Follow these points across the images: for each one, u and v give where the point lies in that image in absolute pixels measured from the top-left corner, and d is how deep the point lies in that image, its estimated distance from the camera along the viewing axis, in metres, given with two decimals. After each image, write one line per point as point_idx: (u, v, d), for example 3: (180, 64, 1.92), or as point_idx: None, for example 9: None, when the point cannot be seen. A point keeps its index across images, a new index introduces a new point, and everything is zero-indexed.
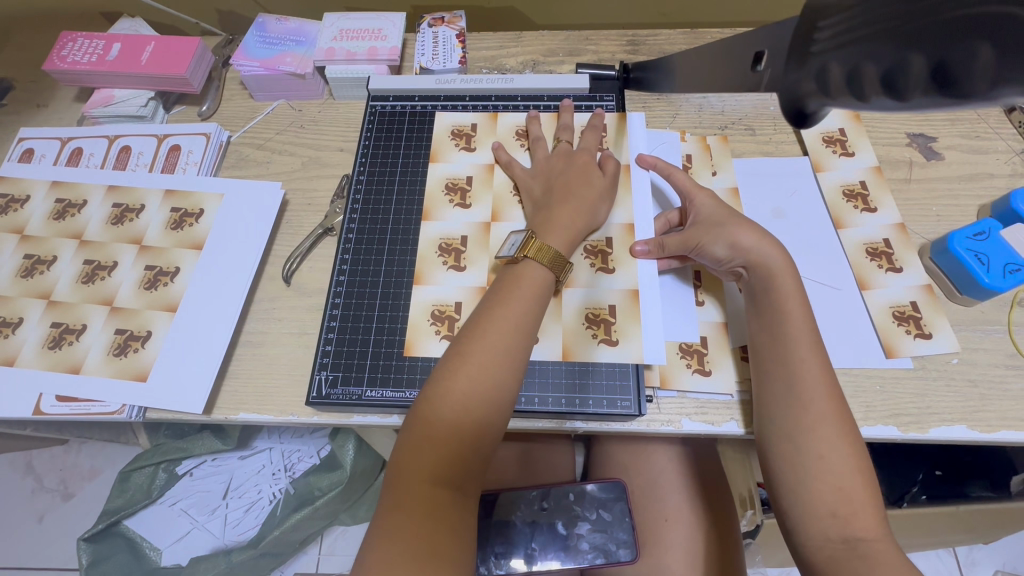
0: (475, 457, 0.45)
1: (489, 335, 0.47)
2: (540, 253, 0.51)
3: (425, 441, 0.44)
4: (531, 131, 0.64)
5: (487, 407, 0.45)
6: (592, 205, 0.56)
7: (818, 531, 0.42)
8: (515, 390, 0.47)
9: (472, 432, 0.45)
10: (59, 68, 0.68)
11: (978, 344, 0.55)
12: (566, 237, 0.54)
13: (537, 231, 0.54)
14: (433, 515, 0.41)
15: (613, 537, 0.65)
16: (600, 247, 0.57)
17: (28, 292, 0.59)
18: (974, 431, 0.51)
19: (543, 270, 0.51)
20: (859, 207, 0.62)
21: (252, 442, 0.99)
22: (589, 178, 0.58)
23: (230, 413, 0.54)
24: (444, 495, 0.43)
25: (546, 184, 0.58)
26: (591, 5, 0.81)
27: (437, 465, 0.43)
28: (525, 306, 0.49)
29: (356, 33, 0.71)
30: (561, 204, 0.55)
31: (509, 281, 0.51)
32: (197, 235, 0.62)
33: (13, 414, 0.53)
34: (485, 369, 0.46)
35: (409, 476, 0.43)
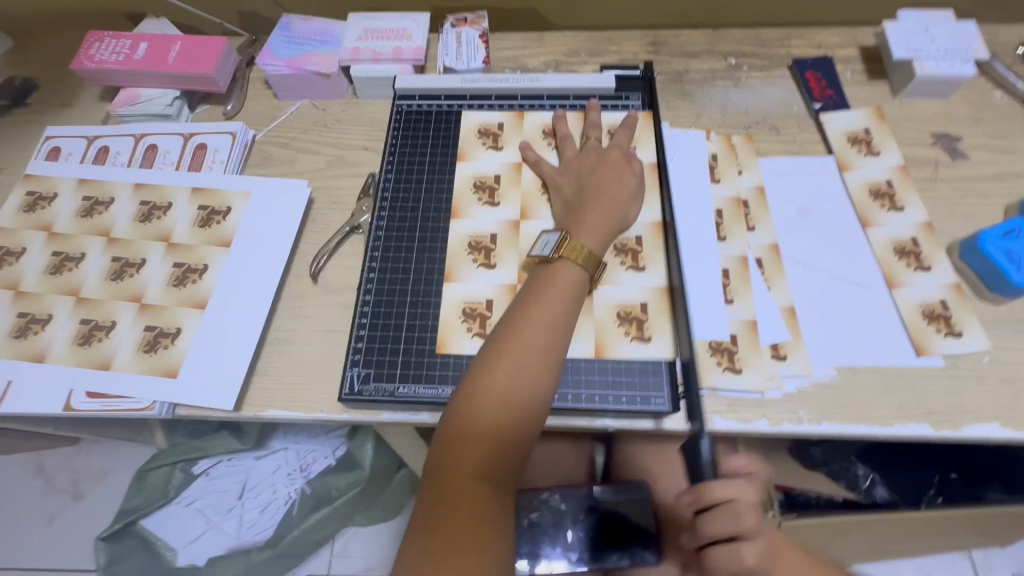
0: (515, 455, 0.45)
1: (527, 332, 0.47)
2: (574, 252, 0.52)
3: (463, 438, 0.44)
4: (559, 130, 0.64)
5: (526, 405, 0.45)
6: (623, 204, 0.56)
7: None
8: (553, 388, 0.47)
9: (510, 431, 0.44)
10: (87, 68, 0.69)
11: (1010, 342, 0.54)
12: (598, 235, 0.54)
13: (570, 230, 0.54)
14: (475, 512, 0.41)
15: (635, 537, 0.66)
16: (630, 246, 0.57)
17: (56, 289, 0.60)
18: (1008, 429, 0.51)
19: (576, 268, 0.51)
20: (886, 206, 0.62)
21: (268, 442, 0.96)
22: (621, 177, 0.58)
23: (260, 409, 0.54)
24: (486, 493, 0.43)
25: (576, 184, 0.59)
26: (612, 6, 0.81)
27: (478, 463, 0.43)
28: (560, 304, 0.49)
29: (381, 33, 0.72)
30: (592, 204, 0.56)
31: (544, 280, 0.51)
32: (225, 233, 0.62)
33: (45, 410, 0.53)
34: (522, 367, 0.46)
35: (449, 472, 0.43)
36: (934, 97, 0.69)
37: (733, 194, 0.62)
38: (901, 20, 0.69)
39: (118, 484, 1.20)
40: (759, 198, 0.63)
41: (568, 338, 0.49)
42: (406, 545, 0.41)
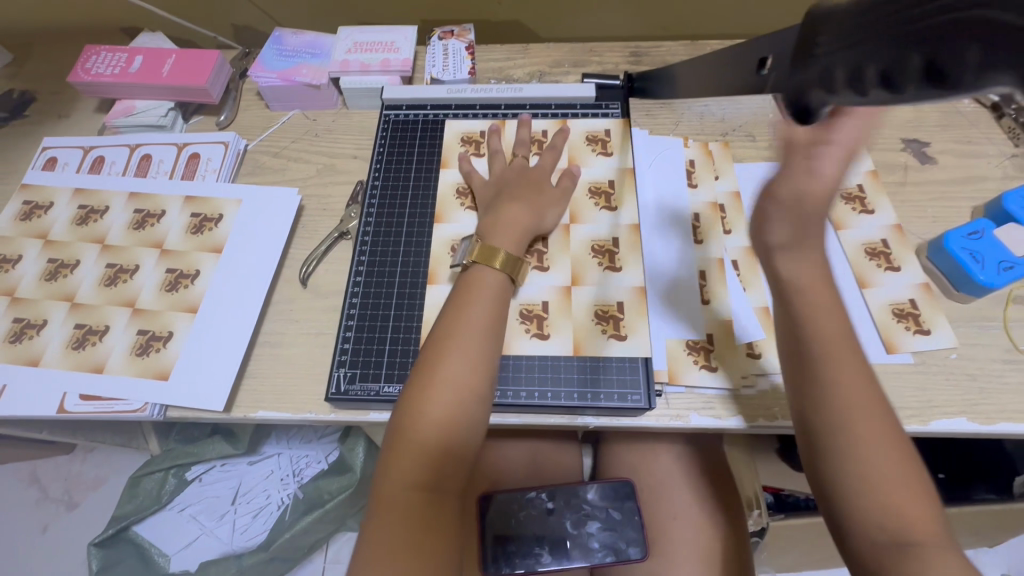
0: (452, 462, 0.46)
1: (453, 342, 0.49)
2: (487, 256, 0.54)
3: (399, 452, 0.45)
4: (491, 144, 0.66)
5: (456, 413, 0.46)
6: (541, 207, 0.59)
7: (869, 525, 0.38)
8: (484, 393, 0.48)
9: (443, 440, 0.46)
10: (83, 81, 0.71)
11: (976, 340, 0.56)
12: (515, 237, 0.56)
13: (483, 233, 0.56)
14: (414, 522, 0.43)
15: (623, 535, 0.67)
16: (606, 247, 0.60)
17: (52, 294, 0.61)
18: (973, 423, 0.52)
19: (497, 274, 0.53)
20: (857, 209, 0.64)
21: (261, 447, 0.98)
22: (540, 184, 0.61)
23: (249, 410, 0.55)
24: (424, 502, 0.44)
25: (496, 190, 0.61)
26: (595, 18, 0.84)
27: (414, 474, 0.44)
28: (486, 310, 0.51)
29: (370, 46, 0.74)
30: (508, 207, 0.58)
31: (467, 287, 0.52)
32: (218, 239, 0.64)
33: (39, 413, 0.55)
34: (450, 378, 0.47)
35: (388, 485, 0.44)
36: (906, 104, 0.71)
37: (710, 199, 0.64)
38: None
39: (111, 492, 1.20)
40: (735, 202, 0.65)
41: (496, 342, 0.50)
42: (355, 559, 0.43)
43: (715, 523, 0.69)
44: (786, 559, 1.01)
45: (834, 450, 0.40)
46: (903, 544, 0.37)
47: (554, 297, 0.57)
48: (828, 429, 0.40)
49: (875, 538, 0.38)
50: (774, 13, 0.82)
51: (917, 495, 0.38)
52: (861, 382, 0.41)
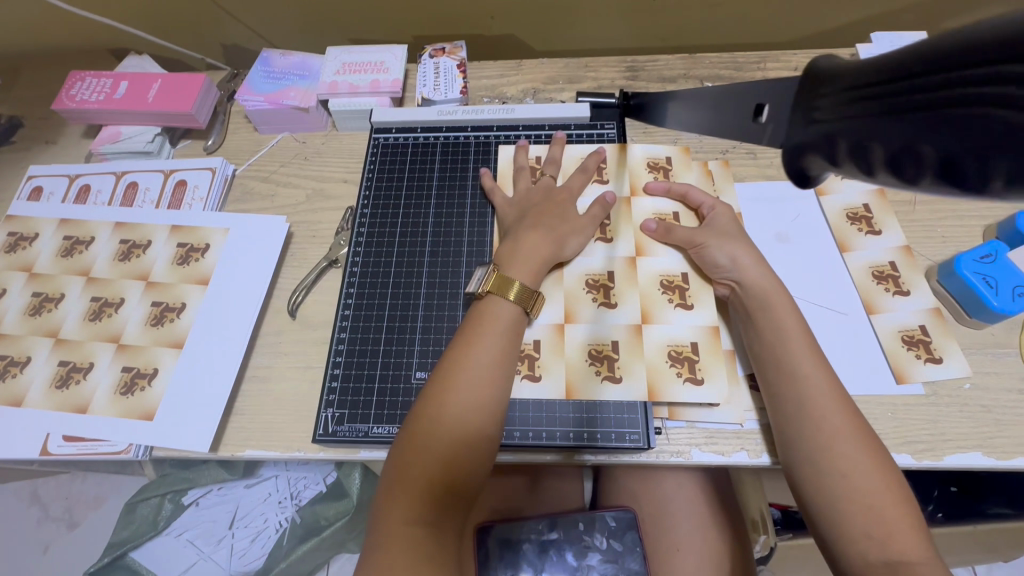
0: (455, 497, 0.44)
1: (460, 371, 0.47)
2: (502, 286, 0.52)
3: (401, 483, 0.43)
4: (521, 169, 0.64)
5: (461, 445, 0.45)
6: (563, 235, 0.56)
7: (858, 555, 0.42)
8: (489, 424, 0.46)
9: (446, 475, 0.44)
10: (67, 107, 0.70)
11: (990, 368, 0.54)
12: (533, 267, 0.53)
13: (500, 263, 0.54)
14: (415, 560, 0.40)
15: (623, 567, 0.65)
16: (676, 282, 0.57)
17: (36, 330, 0.60)
18: (988, 458, 0.50)
19: (510, 304, 0.51)
20: (863, 230, 0.62)
21: (258, 471, 0.96)
22: (564, 210, 0.58)
23: (236, 450, 0.54)
24: (424, 538, 0.41)
25: (519, 214, 0.59)
26: (589, 32, 0.82)
27: (416, 508, 0.42)
28: (495, 337, 0.49)
29: (358, 66, 0.72)
30: (527, 234, 0.55)
31: (479, 316, 0.51)
32: (204, 270, 0.62)
33: (19, 456, 0.53)
34: (454, 408, 0.45)
35: (387, 519, 0.42)
36: None
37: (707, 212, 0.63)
38: (876, 41, 0.69)
39: (111, 511, 1.19)
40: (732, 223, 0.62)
41: (505, 371, 0.48)
42: None
43: (721, 557, 0.65)
44: None
45: (826, 477, 0.44)
46: (895, 565, 0.40)
47: (546, 335, 0.54)
48: (807, 457, 0.46)
49: (868, 560, 0.41)
50: (774, 23, 0.79)
51: (906, 521, 0.42)
52: (834, 414, 0.46)
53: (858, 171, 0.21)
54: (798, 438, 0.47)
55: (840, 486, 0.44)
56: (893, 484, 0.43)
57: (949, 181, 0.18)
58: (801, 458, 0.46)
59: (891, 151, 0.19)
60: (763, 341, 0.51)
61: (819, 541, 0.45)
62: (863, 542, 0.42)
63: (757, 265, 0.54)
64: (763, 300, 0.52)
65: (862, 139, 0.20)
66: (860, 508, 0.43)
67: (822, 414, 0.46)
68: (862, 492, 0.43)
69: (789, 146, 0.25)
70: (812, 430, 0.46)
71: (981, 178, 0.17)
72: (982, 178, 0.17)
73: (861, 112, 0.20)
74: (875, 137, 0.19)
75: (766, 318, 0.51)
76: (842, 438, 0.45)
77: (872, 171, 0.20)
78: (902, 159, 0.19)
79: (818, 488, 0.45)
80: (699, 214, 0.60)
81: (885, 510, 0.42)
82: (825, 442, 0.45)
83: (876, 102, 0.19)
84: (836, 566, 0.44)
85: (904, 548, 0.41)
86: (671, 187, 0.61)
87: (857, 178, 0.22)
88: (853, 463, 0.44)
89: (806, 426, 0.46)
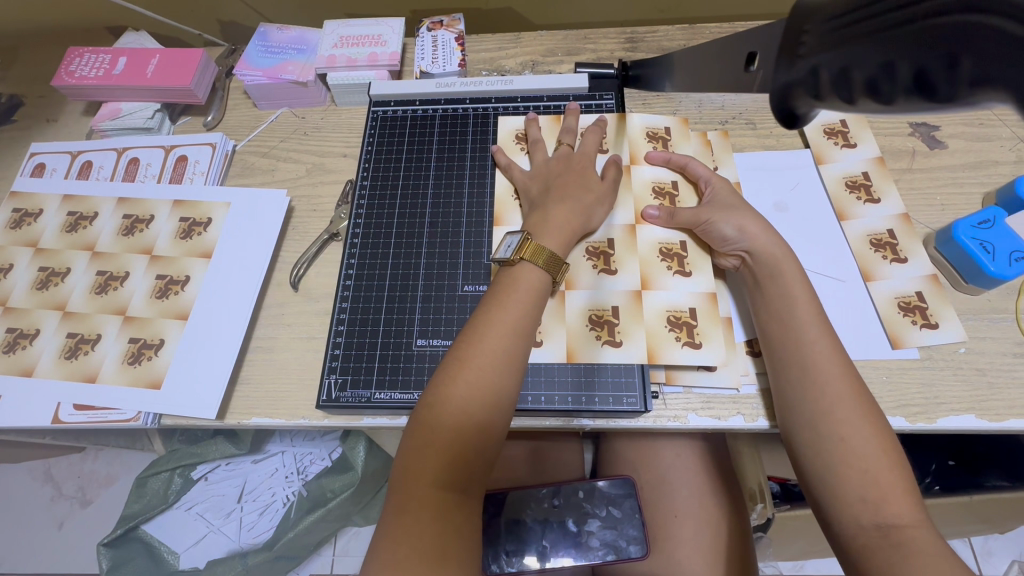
0: (480, 462, 0.45)
1: (489, 340, 0.47)
2: (535, 254, 0.52)
3: (428, 445, 0.44)
4: (531, 135, 0.64)
5: (487, 411, 0.45)
6: (589, 207, 0.56)
7: (852, 518, 0.43)
8: (515, 393, 0.47)
9: (471, 438, 0.45)
10: (67, 83, 0.70)
11: (986, 332, 0.54)
12: (563, 238, 0.54)
13: (533, 232, 0.54)
14: (439, 521, 0.41)
15: (623, 533, 0.64)
16: (674, 250, 0.57)
17: (43, 303, 0.61)
18: (982, 420, 0.51)
19: (538, 271, 0.51)
20: (862, 198, 0.62)
21: (264, 446, 0.99)
22: (586, 178, 0.58)
23: (243, 417, 0.55)
24: (449, 500, 0.42)
25: (543, 184, 0.58)
26: (589, 5, 0.81)
27: (440, 472, 0.43)
28: (522, 308, 0.49)
29: (356, 40, 0.72)
30: (556, 206, 0.55)
31: (507, 284, 0.51)
32: (207, 243, 0.63)
33: (32, 424, 0.54)
34: (482, 376, 0.46)
35: (413, 479, 0.43)
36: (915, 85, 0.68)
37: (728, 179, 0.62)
38: None
39: (123, 488, 1.22)
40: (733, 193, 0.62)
41: (530, 340, 0.49)
42: (373, 548, 0.41)
43: (716, 522, 0.67)
44: (791, 550, 1.00)
45: (825, 442, 0.45)
46: (887, 528, 0.41)
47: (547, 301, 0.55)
48: (807, 422, 0.46)
49: (861, 523, 0.42)
50: None
51: (901, 487, 0.42)
52: (839, 380, 0.47)
53: (841, 101, 0.24)
54: (800, 405, 0.47)
55: (838, 450, 0.44)
56: (892, 451, 0.44)
57: (921, 94, 0.20)
58: (801, 422, 0.47)
59: (867, 74, 0.22)
60: (770, 309, 0.51)
61: (812, 503, 0.46)
62: (861, 506, 0.42)
63: (771, 236, 0.53)
64: (771, 267, 0.52)
65: (842, 67, 0.23)
66: (856, 472, 0.43)
67: (828, 380, 0.47)
68: (861, 456, 0.44)
69: (777, 88, 0.27)
70: (814, 396, 0.46)
71: (951, 84, 0.19)
72: (952, 84, 0.19)
73: (836, 42, 0.22)
74: (853, 64, 0.22)
75: (775, 286, 0.51)
76: (844, 403, 0.46)
77: (855, 98, 0.23)
78: (879, 80, 0.21)
79: (816, 452, 0.46)
80: (698, 187, 0.60)
81: (881, 475, 0.43)
82: (826, 407, 0.46)
83: (849, 31, 0.22)
84: (829, 529, 0.45)
85: (898, 512, 0.41)
86: (671, 157, 0.61)
87: (841, 107, 0.25)
88: (853, 429, 0.45)
89: (809, 392, 0.47)
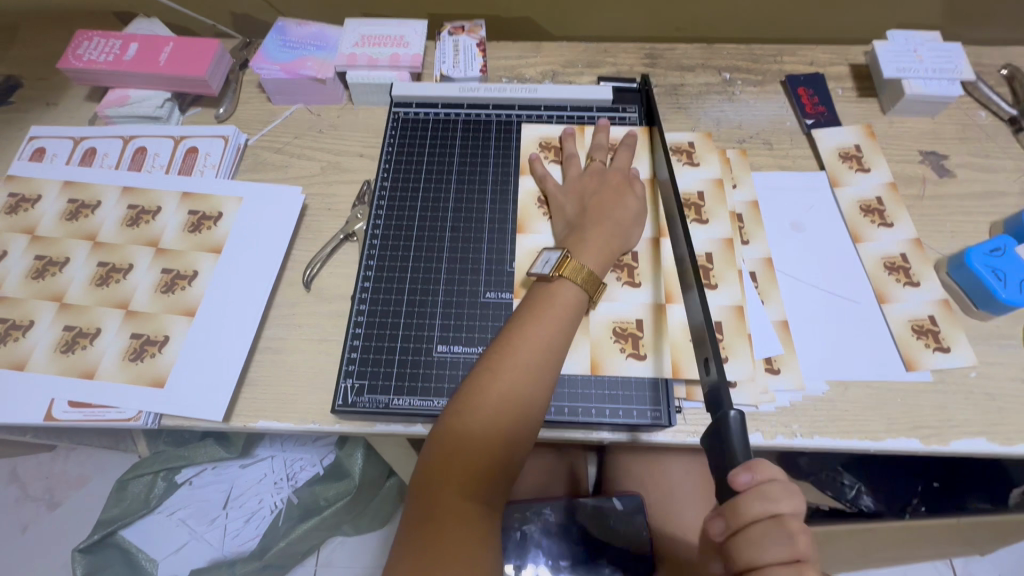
0: (505, 474, 0.44)
1: (522, 351, 0.46)
2: (572, 273, 0.51)
3: (454, 455, 0.43)
4: (566, 148, 0.64)
5: (517, 422, 0.44)
6: (625, 226, 0.56)
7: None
8: (545, 406, 0.46)
9: (499, 449, 0.43)
10: (74, 67, 0.67)
11: (996, 358, 0.56)
12: (600, 258, 0.53)
13: (570, 250, 0.54)
14: (465, 531, 0.40)
15: (630, 550, 0.64)
16: (699, 266, 0.57)
17: (39, 294, 0.58)
18: (993, 443, 0.51)
19: (573, 287, 0.51)
20: (876, 222, 0.63)
21: (254, 450, 0.96)
22: (622, 195, 0.58)
23: (249, 420, 0.53)
24: (475, 510, 0.41)
25: (578, 202, 0.58)
26: (607, 20, 0.82)
27: (467, 481, 0.42)
28: (557, 323, 0.49)
29: (377, 40, 0.71)
30: (592, 223, 0.55)
31: (543, 297, 0.50)
32: (217, 238, 0.61)
33: (23, 421, 0.51)
34: (514, 387, 0.45)
35: (439, 487, 0.42)
36: (923, 115, 0.71)
37: (751, 198, 0.64)
38: (892, 40, 0.71)
39: (95, 490, 1.16)
40: (754, 213, 0.63)
41: (563, 354, 0.48)
42: (398, 552, 0.40)
43: None
44: None
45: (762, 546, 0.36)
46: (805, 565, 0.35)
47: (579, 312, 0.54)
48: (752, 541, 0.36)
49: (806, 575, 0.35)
50: (790, 18, 0.80)
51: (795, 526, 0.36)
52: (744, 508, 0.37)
53: None
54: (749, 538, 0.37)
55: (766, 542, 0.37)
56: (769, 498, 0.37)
57: None
58: (740, 552, 0.36)
59: None
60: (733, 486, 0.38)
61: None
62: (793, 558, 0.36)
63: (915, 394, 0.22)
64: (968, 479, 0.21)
65: None
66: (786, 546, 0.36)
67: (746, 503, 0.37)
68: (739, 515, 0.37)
69: None
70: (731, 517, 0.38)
71: None
72: None
73: None
74: None
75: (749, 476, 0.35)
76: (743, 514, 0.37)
77: None
78: None
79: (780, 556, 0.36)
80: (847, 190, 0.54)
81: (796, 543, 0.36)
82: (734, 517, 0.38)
83: None
84: None
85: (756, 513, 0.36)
86: None
87: None
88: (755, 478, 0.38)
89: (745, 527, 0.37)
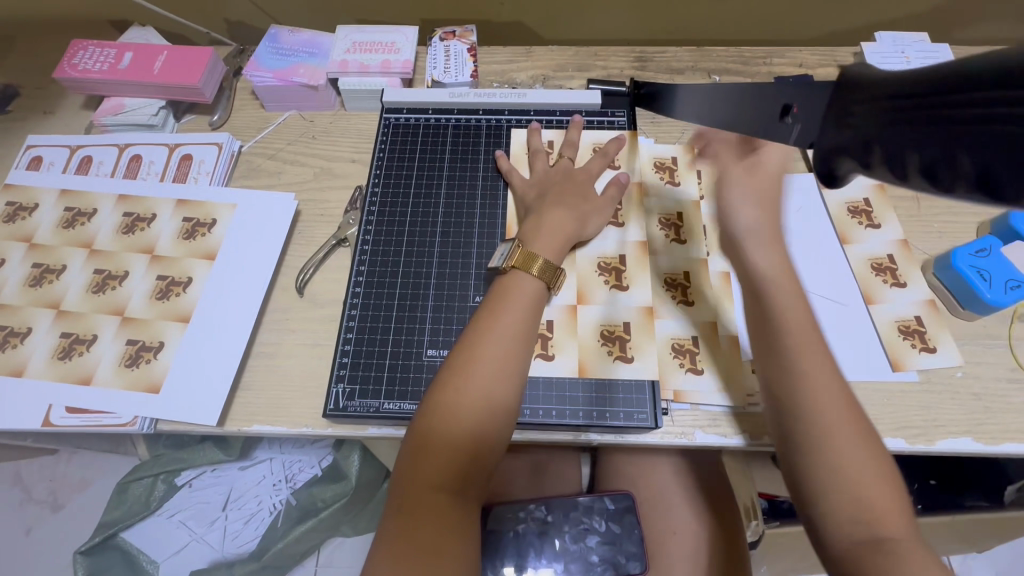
0: (479, 467, 0.44)
1: (485, 344, 0.47)
2: (525, 261, 0.52)
3: (424, 452, 0.43)
4: (532, 143, 0.65)
5: (485, 416, 0.45)
6: (584, 213, 0.57)
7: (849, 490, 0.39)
8: (514, 396, 0.47)
9: (469, 443, 0.44)
10: (70, 76, 0.68)
11: (982, 357, 0.56)
12: (554, 244, 0.54)
13: (523, 239, 0.55)
14: (438, 524, 0.40)
15: (623, 549, 0.64)
16: (679, 280, 0.58)
17: (36, 301, 0.59)
18: (977, 442, 0.52)
19: (532, 279, 0.51)
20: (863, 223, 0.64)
21: (252, 452, 0.96)
22: (584, 188, 0.59)
23: (243, 424, 0.53)
24: (448, 502, 0.42)
25: (539, 192, 0.60)
26: (598, 23, 0.82)
27: (437, 476, 0.42)
28: (518, 314, 0.49)
29: (369, 46, 0.72)
30: (550, 209, 0.57)
31: (502, 291, 0.51)
32: (211, 244, 0.62)
33: (22, 426, 0.52)
34: (479, 381, 0.45)
35: (410, 483, 0.42)
36: None
37: None
38: (880, 41, 0.71)
39: (97, 493, 1.17)
40: None
41: (529, 345, 0.49)
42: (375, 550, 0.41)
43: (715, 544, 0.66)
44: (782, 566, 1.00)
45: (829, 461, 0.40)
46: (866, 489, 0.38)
47: (560, 316, 0.55)
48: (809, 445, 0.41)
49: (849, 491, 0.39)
50: (781, 19, 0.80)
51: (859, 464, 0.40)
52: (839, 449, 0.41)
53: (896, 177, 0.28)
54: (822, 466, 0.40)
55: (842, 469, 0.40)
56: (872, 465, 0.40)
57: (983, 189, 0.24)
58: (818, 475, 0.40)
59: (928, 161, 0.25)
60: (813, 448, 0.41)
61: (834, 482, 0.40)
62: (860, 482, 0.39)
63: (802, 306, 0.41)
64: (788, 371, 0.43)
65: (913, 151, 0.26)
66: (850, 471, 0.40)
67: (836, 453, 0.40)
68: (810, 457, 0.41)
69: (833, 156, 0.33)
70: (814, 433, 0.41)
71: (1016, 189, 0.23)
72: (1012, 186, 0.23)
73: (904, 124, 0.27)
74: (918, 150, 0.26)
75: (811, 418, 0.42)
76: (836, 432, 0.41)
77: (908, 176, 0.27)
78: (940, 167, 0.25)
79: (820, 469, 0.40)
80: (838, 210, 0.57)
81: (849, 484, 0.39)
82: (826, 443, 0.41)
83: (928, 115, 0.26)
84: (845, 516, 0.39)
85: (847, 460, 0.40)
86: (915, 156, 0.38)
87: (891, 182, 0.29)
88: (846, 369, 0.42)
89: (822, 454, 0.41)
